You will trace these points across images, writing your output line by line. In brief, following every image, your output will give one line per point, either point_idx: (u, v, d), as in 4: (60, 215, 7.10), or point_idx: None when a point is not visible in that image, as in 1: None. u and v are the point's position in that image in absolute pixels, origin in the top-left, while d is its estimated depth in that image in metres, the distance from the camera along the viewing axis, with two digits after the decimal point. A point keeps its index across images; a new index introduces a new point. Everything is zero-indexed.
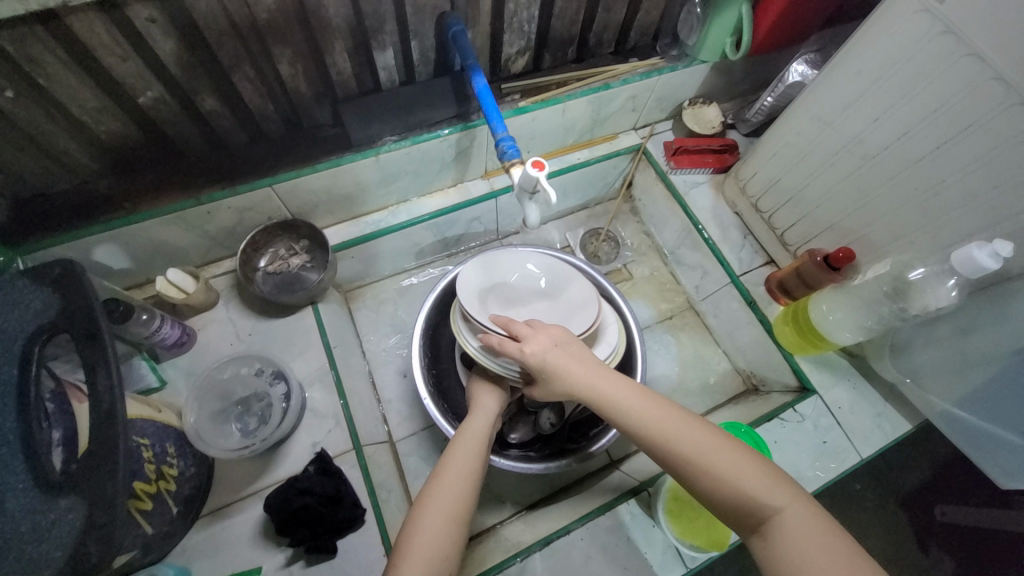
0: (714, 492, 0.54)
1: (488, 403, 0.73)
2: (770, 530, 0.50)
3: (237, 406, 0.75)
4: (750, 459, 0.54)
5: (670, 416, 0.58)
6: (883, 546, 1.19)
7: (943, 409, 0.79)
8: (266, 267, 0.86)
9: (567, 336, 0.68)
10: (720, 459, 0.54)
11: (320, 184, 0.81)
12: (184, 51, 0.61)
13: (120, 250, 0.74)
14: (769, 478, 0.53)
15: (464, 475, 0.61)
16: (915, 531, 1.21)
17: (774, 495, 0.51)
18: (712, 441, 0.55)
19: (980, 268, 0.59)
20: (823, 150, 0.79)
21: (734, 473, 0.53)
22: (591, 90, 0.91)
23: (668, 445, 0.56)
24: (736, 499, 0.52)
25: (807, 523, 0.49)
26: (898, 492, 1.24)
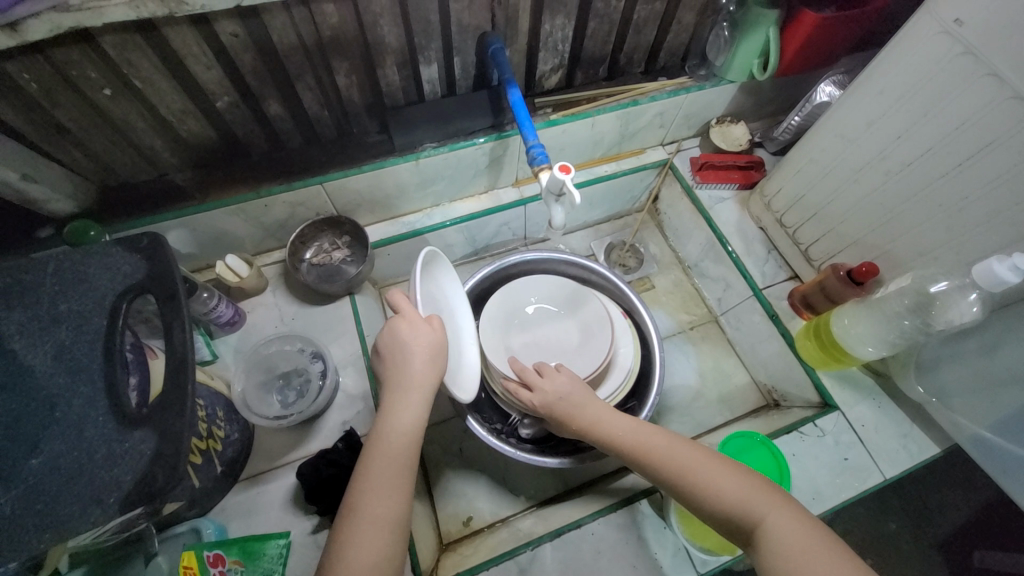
0: (707, 511, 0.56)
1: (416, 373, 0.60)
2: (760, 542, 0.52)
3: (280, 379, 0.81)
4: (737, 475, 0.57)
5: (659, 442, 0.62)
6: None
7: (973, 432, 0.76)
8: (312, 259, 0.93)
9: (570, 375, 0.74)
10: (707, 480, 0.57)
11: (365, 184, 0.89)
12: (258, 62, 0.70)
13: (188, 236, 0.83)
14: (756, 490, 0.55)
15: (390, 488, 0.54)
16: (949, 569, 1.15)
17: (762, 505, 0.54)
18: (698, 460, 0.59)
19: (1001, 282, 0.59)
20: (846, 167, 0.81)
21: (720, 492, 0.56)
22: (620, 106, 0.96)
23: (660, 471, 0.60)
24: (725, 514, 0.55)
25: (798, 531, 0.51)
26: (934, 530, 1.18)
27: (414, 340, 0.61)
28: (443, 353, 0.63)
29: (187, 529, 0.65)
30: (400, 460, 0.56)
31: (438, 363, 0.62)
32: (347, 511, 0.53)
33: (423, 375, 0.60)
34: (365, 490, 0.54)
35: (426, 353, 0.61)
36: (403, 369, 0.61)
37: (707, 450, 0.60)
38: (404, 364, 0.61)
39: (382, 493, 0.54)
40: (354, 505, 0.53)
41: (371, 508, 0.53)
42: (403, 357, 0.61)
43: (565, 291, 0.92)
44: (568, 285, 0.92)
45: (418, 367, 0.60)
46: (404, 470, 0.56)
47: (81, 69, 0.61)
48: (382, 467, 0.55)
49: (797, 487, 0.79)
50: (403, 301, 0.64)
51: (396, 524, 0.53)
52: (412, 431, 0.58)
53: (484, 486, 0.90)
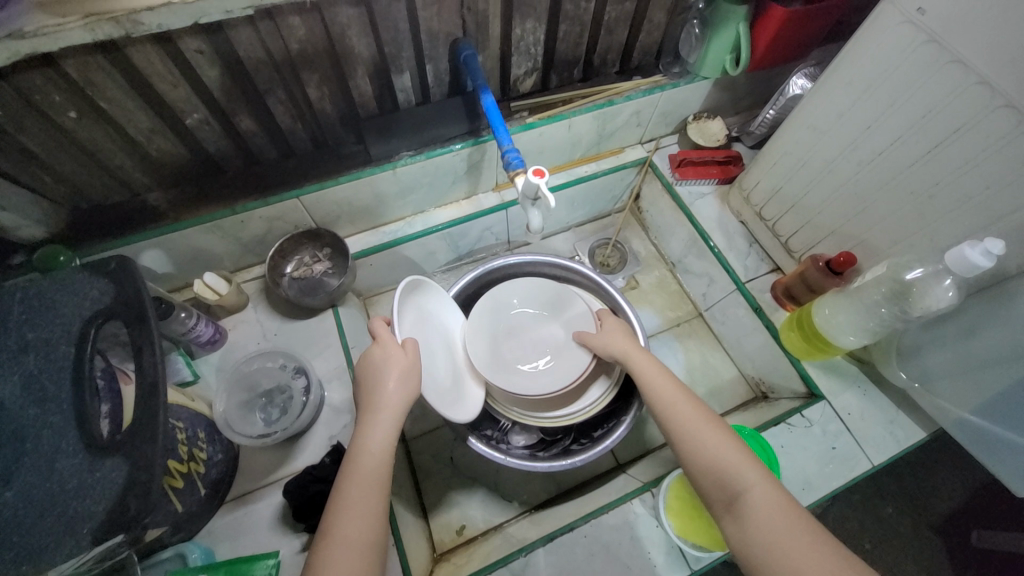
0: (696, 472, 0.60)
1: (389, 394, 0.61)
2: (738, 505, 0.55)
3: (262, 398, 0.80)
4: (730, 443, 0.59)
5: (668, 390, 0.66)
6: (910, 566, 1.15)
7: (958, 416, 0.77)
8: (292, 272, 0.92)
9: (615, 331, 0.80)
10: (697, 433, 0.61)
11: (343, 196, 0.88)
12: (226, 78, 0.69)
13: (164, 256, 0.82)
14: (745, 460, 0.57)
15: (366, 506, 0.54)
16: (947, 553, 1.16)
17: (747, 475, 0.56)
18: (697, 421, 0.62)
19: (973, 267, 0.60)
20: (820, 159, 0.82)
21: (707, 448, 0.59)
22: (595, 107, 0.96)
23: (666, 422, 0.64)
24: (711, 477, 0.58)
25: (778, 502, 0.54)
26: (928, 512, 1.19)
27: (387, 363, 0.63)
28: (416, 372, 0.64)
29: (172, 555, 0.65)
30: (376, 478, 0.55)
31: (411, 384, 0.63)
32: (323, 534, 0.52)
33: (396, 395, 0.61)
34: (341, 509, 0.53)
35: (401, 372, 0.62)
36: (378, 388, 0.62)
37: (706, 408, 0.64)
38: (379, 388, 0.62)
39: (359, 511, 0.53)
40: (331, 524, 0.52)
41: (347, 528, 0.52)
42: (379, 378, 0.62)
43: (547, 296, 0.92)
44: (549, 289, 0.92)
45: (391, 388, 0.61)
46: (380, 487, 0.55)
47: (42, 92, 0.60)
48: (358, 484, 0.55)
49: (787, 479, 0.79)
50: (383, 330, 0.67)
51: (371, 543, 0.52)
52: (386, 449, 0.58)
53: (476, 493, 0.90)
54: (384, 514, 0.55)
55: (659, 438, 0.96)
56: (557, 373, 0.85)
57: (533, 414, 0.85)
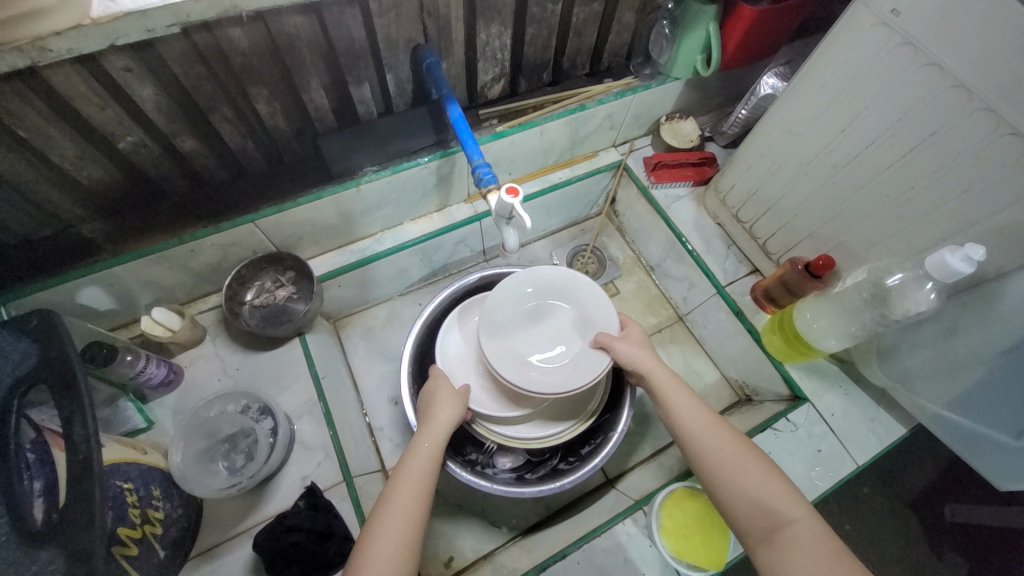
0: (731, 501, 0.57)
1: (444, 416, 0.69)
2: (780, 540, 0.53)
3: (224, 444, 0.74)
4: (772, 474, 0.58)
5: (703, 422, 0.63)
6: (892, 549, 1.17)
7: (935, 412, 0.78)
8: (253, 300, 0.86)
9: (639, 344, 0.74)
10: (738, 468, 0.58)
11: (303, 217, 0.82)
12: (162, 98, 0.62)
13: (105, 292, 0.75)
14: (789, 492, 0.56)
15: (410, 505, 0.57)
16: (925, 532, 1.18)
17: (793, 508, 0.55)
18: (736, 452, 0.60)
19: (954, 272, 0.59)
20: (796, 162, 0.81)
21: (746, 483, 0.57)
22: (567, 112, 0.93)
23: (700, 452, 0.61)
24: (750, 507, 0.56)
25: (826, 542, 0.52)
26: (906, 492, 1.22)
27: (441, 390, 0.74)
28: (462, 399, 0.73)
29: None
30: (428, 469, 0.62)
31: (455, 409, 0.71)
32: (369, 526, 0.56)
33: (444, 413, 0.70)
34: (396, 486, 0.59)
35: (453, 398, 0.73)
36: (433, 406, 0.71)
37: (743, 441, 0.61)
38: (434, 411, 0.70)
39: (407, 492, 0.58)
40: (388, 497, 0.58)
41: (398, 502, 0.57)
42: (434, 399, 0.73)
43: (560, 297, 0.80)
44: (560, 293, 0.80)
45: (443, 407, 0.71)
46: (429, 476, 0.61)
47: None
48: (416, 470, 0.61)
49: None
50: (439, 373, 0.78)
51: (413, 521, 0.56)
52: (437, 448, 0.65)
53: (463, 521, 0.87)
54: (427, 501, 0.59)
55: (647, 449, 0.95)
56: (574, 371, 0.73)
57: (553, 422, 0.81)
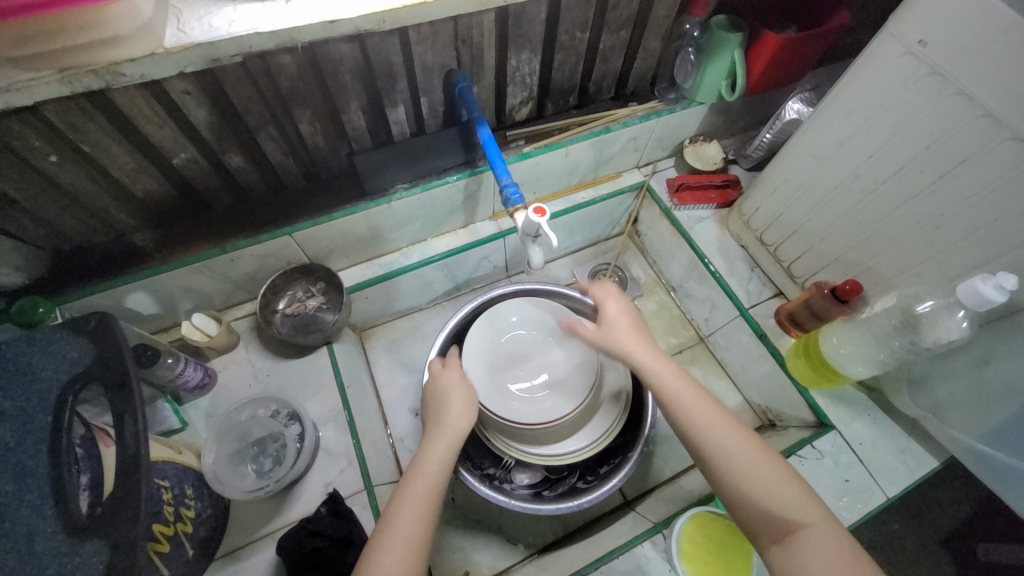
0: (740, 501, 0.56)
1: (454, 421, 0.68)
2: (792, 543, 0.52)
3: (253, 447, 0.76)
4: (783, 475, 0.56)
5: (708, 416, 0.61)
6: None
7: (969, 446, 0.75)
8: (285, 309, 0.89)
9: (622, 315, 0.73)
10: (746, 470, 0.56)
11: (336, 231, 0.86)
12: (214, 117, 0.67)
13: (150, 297, 0.80)
14: (799, 494, 0.54)
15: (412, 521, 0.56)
16: (961, 573, 1.12)
17: (805, 512, 0.53)
18: (744, 451, 0.57)
19: (986, 301, 0.58)
20: (822, 186, 0.81)
21: (753, 485, 0.55)
22: (592, 134, 0.95)
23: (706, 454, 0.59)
24: (758, 511, 0.55)
25: (839, 547, 0.50)
26: (942, 531, 1.16)
27: (450, 388, 0.74)
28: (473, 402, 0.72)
29: None
30: (434, 483, 0.61)
31: (467, 418, 0.70)
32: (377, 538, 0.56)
33: (456, 421, 0.69)
34: (400, 504, 0.58)
35: (462, 399, 0.72)
36: (445, 412, 0.70)
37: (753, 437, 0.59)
38: (446, 415, 0.70)
39: (411, 510, 0.57)
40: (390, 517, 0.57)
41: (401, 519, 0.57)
42: (447, 403, 0.72)
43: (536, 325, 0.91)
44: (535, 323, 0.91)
45: (455, 415, 0.69)
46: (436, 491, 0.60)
47: (23, 138, 0.57)
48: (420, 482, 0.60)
49: None
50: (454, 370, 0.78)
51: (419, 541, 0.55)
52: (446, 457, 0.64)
53: (479, 535, 0.87)
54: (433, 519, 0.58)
55: (666, 471, 0.94)
56: (569, 388, 0.84)
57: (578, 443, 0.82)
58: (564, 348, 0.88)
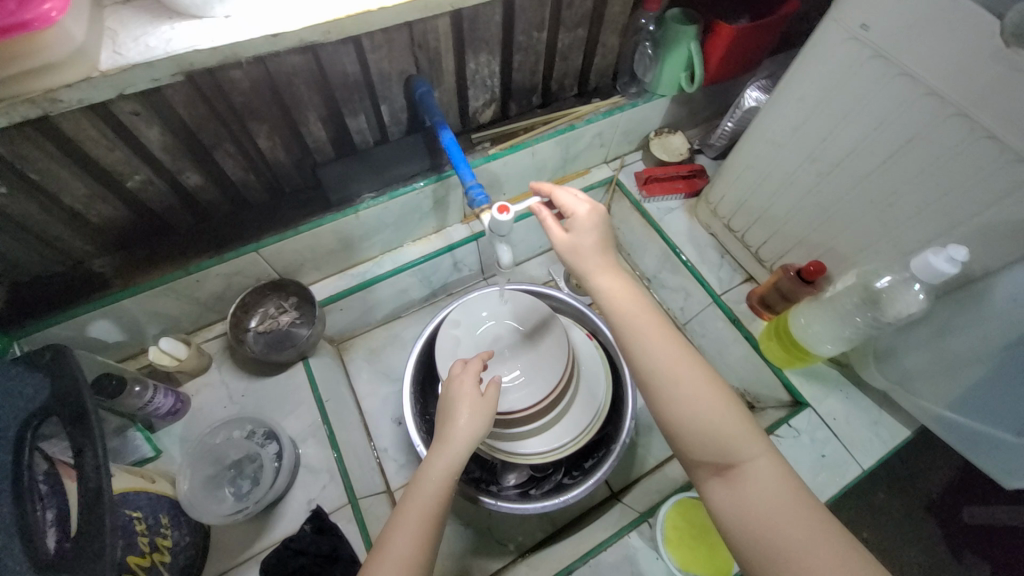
0: (685, 430, 0.54)
1: (462, 432, 0.65)
2: (735, 475, 0.52)
3: (230, 470, 0.75)
4: (735, 414, 0.54)
5: (661, 341, 0.58)
6: (914, 555, 1.15)
7: (937, 413, 0.77)
8: (257, 326, 0.88)
9: (593, 224, 0.65)
10: (694, 398, 0.54)
11: (305, 245, 0.85)
12: (168, 137, 0.66)
13: (115, 324, 0.78)
14: (749, 432, 0.53)
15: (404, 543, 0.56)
16: (946, 537, 1.16)
17: (754, 450, 0.52)
18: (694, 380, 0.55)
19: (938, 273, 0.60)
20: (781, 171, 0.83)
21: (700, 415, 0.54)
22: (557, 133, 0.96)
23: (660, 392, 0.56)
24: (703, 442, 0.53)
25: (784, 485, 0.50)
26: (925, 497, 1.20)
27: (460, 389, 0.70)
28: (486, 407, 0.68)
29: None
30: (431, 507, 0.59)
31: (480, 425, 0.66)
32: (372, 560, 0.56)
33: (466, 429, 0.65)
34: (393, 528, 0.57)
35: (469, 405, 0.67)
36: (451, 416, 0.67)
37: (699, 364, 0.57)
38: (452, 424, 0.66)
39: (407, 532, 0.57)
40: (383, 539, 0.56)
41: (395, 545, 0.56)
42: (453, 411, 0.67)
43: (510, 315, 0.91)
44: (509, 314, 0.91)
45: (464, 422, 0.66)
46: (437, 514, 0.59)
47: None
48: (416, 505, 0.59)
49: None
50: (462, 368, 0.73)
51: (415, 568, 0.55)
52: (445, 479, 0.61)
53: (469, 539, 0.87)
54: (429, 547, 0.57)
55: (651, 461, 0.94)
56: (541, 373, 0.83)
57: (559, 436, 0.84)
58: (535, 351, 0.85)
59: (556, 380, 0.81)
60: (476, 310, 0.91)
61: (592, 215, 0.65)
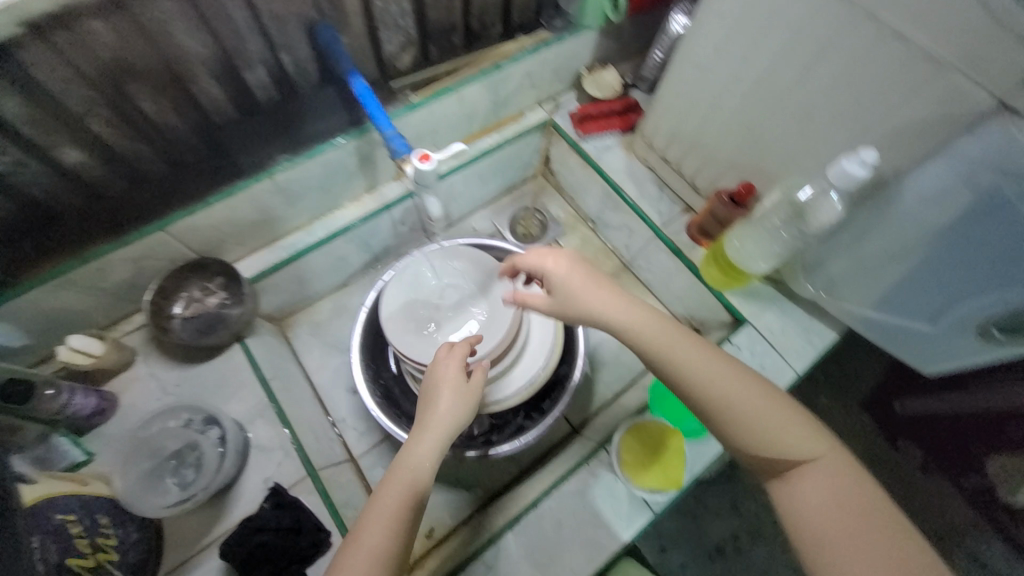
0: (748, 444, 0.59)
1: (440, 418, 0.66)
2: (795, 477, 0.57)
3: (171, 460, 0.71)
4: (797, 423, 0.59)
5: (714, 368, 0.60)
6: (852, 447, 1.27)
7: (862, 313, 0.82)
8: (183, 312, 0.81)
9: (568, 263, 0.70)
10: (756, 414, 0.58)
11: (220, 218, 0.78)
12: (26, 107, 0.57)
13: (12, 327, 0.70)
14: (812, 433, 0.59)
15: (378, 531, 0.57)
16: (880, 427, 1.28)
17: (815, 448, 0.58)
18: (754, 396, 0.59)
19: (851, 178, 0.62)
20: (709, 96, 0.82)
21: (763, 429, 0.58)
22: (482, 75, 0.91)
23: (710, 404, 0.60)
24: (766, 453, 0.58)
25: (842, 482, 0.56)
26: (861, 396, 1.31)
27: (441, 371, 0.70)
28: (467, 393, 0.69)
29: None
30: (408, 494, 0.60)
31: (460, 411, 0.67)
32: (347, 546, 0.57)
33: (446, 415, 0.66)
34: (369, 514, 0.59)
35: (452, 392, 0.68)
36: (433, 402, 0.67)
37: (753, 378, 0.61)
38: (433, 410, 0.67)
39: (382, 525, 0.57)
40: (360, 529, 0.58)
41: (369, 538, 0.57)
42: (436, 397, 0.68)
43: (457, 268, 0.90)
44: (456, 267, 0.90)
45: (446, 408, 0.67)
46: (411, 505, 0.60)
47: None
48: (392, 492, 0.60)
49: None
50: (451, 350, 0.72)
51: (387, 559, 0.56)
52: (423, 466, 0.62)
53: (438, 491, 0.89)
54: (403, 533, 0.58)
55: (608, 393, 0.98)
56: (492, 322, 0.82)
57: (515, 380, 0.86)
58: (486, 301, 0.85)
59: (507, 327, 0.81)
60: (422, 268, 0.90)
61: (557, 263, 0.69)
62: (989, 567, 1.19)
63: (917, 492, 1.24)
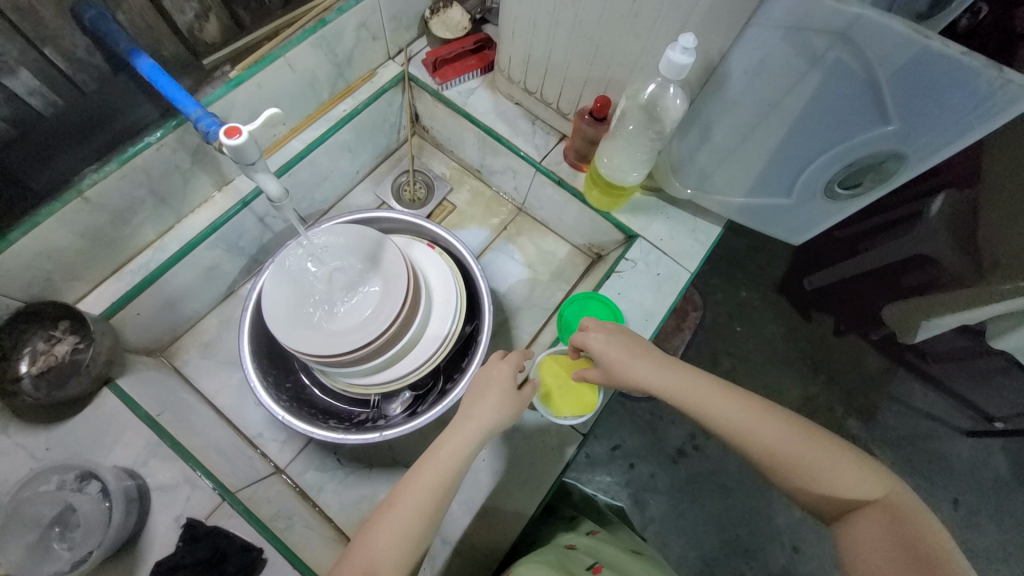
0: (795, 491, 0.56)
1: (485, 412, 0.64)
2: (847, 525, 0.53)
3: (55, 526, 0.64)
4: (846, 463, 0.54)
5: (757, 415, 0.58)
6: (772, 328, 1.38)
7: (732, 202, 0.86)
8: (30, 369, 0.71)
9: (616, 330, 0.70)
10: (801, 458, 0.55)
11: (33, 254, 0.68)
12: None
13: None
14: (863, 470, 0.54)
15: (405, 510, 0.56)
16: (793, 303, 1.39)
17: (868, 489, 0.52)
18: (797, 441, 0.56)
19: (679, 67, 0.62)
20: (546, 13, 0.79)
21: (807, 473, 0.54)
22: (307, 32, 0.81)
23: (745, 447, 0.58)
24: (817, 497, 0.54)
25: (903, 533, 0.49)
26: (772, 280, 1.41)
27: (495, 373, 0.69)
28: (514, 394, 0.67)
29: None
30: (440, 483, 0.58)
31: (503, 414, 0.65)
32: (379, 510, 0.57)
33: (486, 413, 0.64)
34: (401, 488, 0.58)
35: (502, 390, 0.67)
36: (482, 398, 0.66)
37: (801, 423, 0.57)
38: (478, 402, 0.66)
39: (413, 503, 0.56)
40: (393, 498, 0.57)
41: (392, 520, 0.55)
42: (485, 393, 0.67)
43: (340, 246, 0.81)
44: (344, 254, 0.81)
45: (492, 404, 0.65)
46: (440, 494, 0.58)
47: None
48: (426, 476, 0.58)
49: (630, 318, 0.86)
50: (510, 353, 0.73)
51: (408, 542, 0.54)
52: (463, 454, 0.60)
53: (378, 474, 0.89)
54: (430, 521, 0.56)
55: (525, 336, 1.04)
56: (389, 293, 0.78)
57: (422, 345, 0.85)
58: (378, 274, 0.80)
59: (404, 295, 0.78)
60: (299, 256, 0.80)
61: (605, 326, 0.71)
62: (903, 400, 1.34)
63: (834, 354, 1.37)
